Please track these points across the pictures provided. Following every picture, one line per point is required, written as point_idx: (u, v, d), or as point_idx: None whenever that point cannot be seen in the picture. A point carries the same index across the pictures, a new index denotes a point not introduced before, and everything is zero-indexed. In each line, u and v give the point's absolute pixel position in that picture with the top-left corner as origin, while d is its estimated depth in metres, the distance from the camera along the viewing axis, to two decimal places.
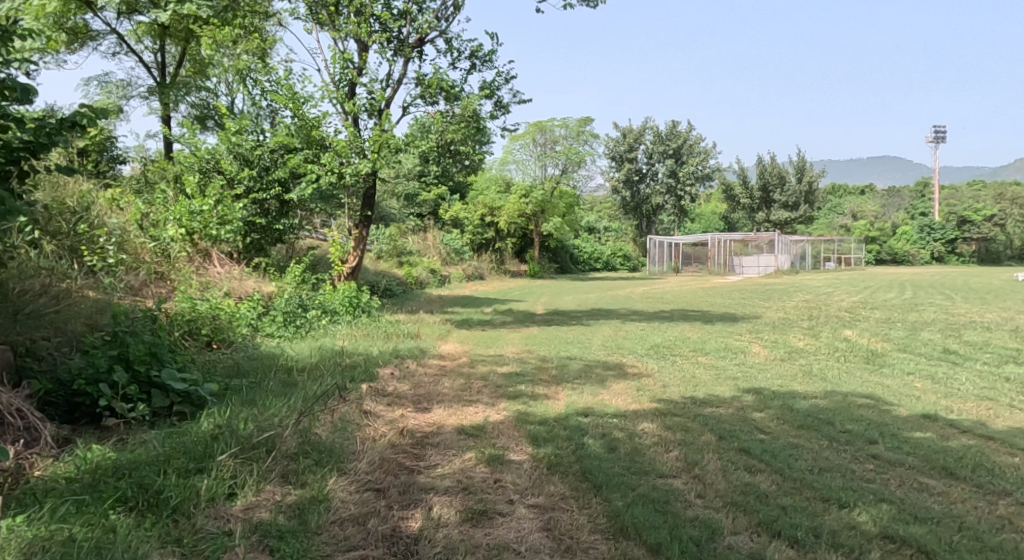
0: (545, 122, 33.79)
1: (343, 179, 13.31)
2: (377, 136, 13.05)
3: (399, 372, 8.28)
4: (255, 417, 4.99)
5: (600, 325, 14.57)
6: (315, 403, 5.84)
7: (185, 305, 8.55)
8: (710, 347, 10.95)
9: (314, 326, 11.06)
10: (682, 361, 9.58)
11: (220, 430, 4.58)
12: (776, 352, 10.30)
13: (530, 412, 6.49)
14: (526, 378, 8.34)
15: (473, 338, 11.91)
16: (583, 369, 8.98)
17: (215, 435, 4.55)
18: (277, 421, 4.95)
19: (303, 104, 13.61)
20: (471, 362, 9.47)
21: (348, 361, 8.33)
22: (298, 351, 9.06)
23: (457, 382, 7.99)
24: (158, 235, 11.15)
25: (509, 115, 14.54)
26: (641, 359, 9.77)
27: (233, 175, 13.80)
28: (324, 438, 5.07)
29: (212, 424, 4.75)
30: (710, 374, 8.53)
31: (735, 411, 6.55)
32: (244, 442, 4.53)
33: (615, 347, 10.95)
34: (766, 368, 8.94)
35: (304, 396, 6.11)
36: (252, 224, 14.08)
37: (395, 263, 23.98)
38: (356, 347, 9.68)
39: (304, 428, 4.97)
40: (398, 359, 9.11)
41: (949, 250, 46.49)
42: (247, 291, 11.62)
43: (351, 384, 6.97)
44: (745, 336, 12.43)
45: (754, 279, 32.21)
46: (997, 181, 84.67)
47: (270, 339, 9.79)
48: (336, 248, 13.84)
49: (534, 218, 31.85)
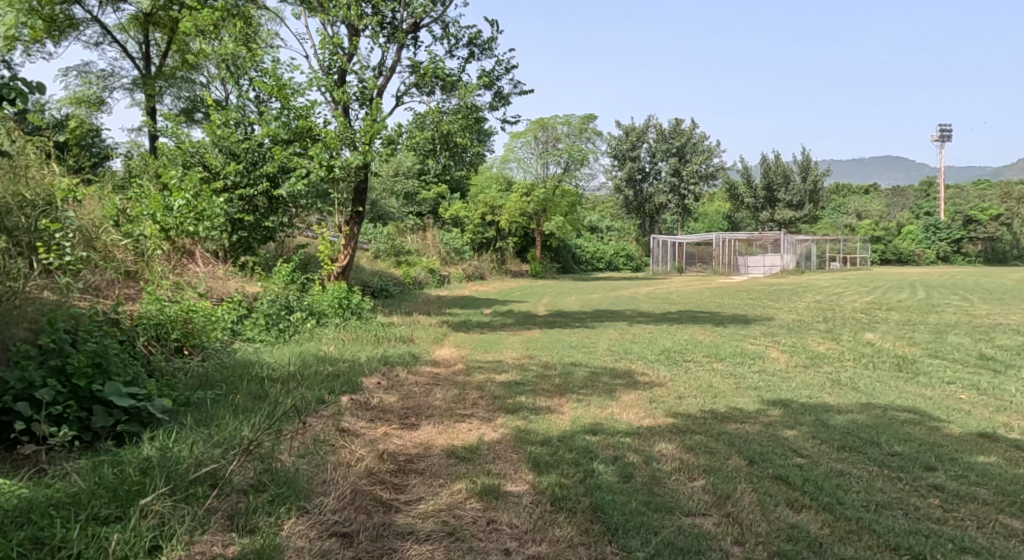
0: (547, 120, 33.02)
1: (334, 172, 12.58)
2: (368, 128, 12.22)
3: (388, 381, 7.52)
4: (204, 442, 4.28)
5: (605, 327, 13.80)
6: (284, 422, 5.12)
7: (153, 307, 7.82)
8: (724, 353, 10.17)
9: (299, 330, 10.28)
10: (696, 368, 8.81)
11: (154, 461, 3.87)
12: (796, 358, 9.51)
13: (531, 429, 5.73)
14: (527, 388, 7.57)
15: (470, 342, 11.17)
16: (588, 376, 8.21)
17: (148, 468, 3.84)
18: (230, 445, 4.24)
19: (291, 95, 12.92)
20: (466, 369, 8.71)
21: (330, 370, 7.56)
22: (277, 358, 8.28)
23: (451, 393, 7.21)
24: (129, 231, 10.33)
25: (509, 107, 13.76)
26: (651, 365, 8.99)
27: (218, 170, 13.08)
28: (288, 465, 4.35)
29: (149, 452, 4.03)
30: (728, 383, 7.75)
31: (763, 428, 5.79)
32: (181, 476, 3.82)
33: (622, 353, 10.17)
34: (789, 376, 8.17)
35: (270, 412, 5.38)
36: (239, 222, 13.33)
37: (393, 263, 23.25)
38: (343, 353, 8.91)
39: (262, 455, 4.24)
40: (387, 366, 8.35)
41: (955, 249, 45.70)
42: (228, 292, 10.88)
43: (329, 396, 6.23)
44: (760, 340, 11.65)
45: (759, 279, 31.47)
46: (1001, 181, 83.85)
47: (250, 345, 9.02)
48: (326, 246, 13.10)
49: (535, 217, 31.10)
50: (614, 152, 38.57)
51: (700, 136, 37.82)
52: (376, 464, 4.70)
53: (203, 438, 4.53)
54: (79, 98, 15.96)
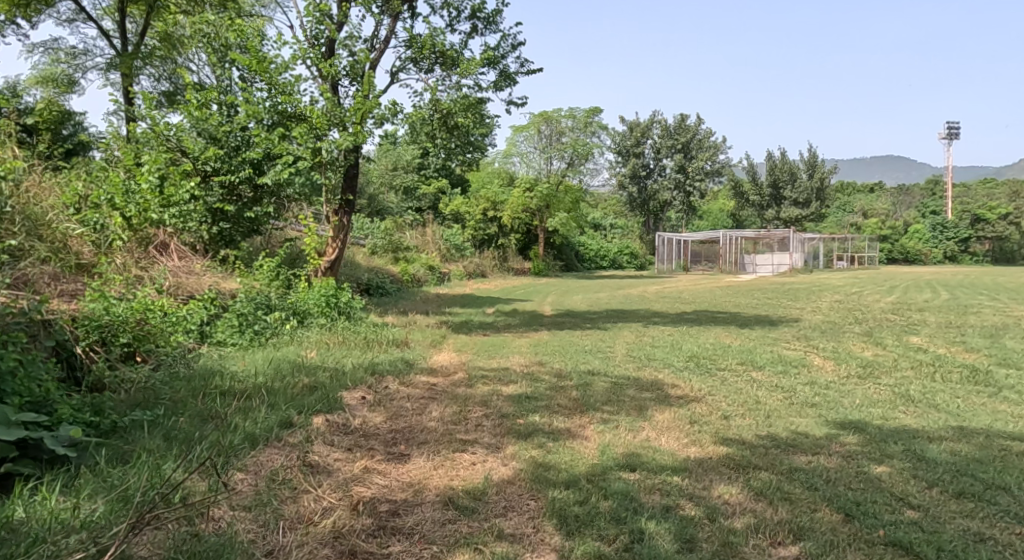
0: (551, 113, 31.40)
1: (321, 157, 11.36)
2: (359, 104, 10.75)
3: (374, 396, 6.30)
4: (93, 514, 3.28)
5: (619, 329, 12.60)
6: (225, 462, 4.00)
7: (96, 305, 6.64)
8: (758, 361, 8.92)
9: (279, 333, 9.02)
10: (734, 380, 7.57)
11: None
12: (845, 367, 8.26)
13: (552, 464, 4.52)
14: (541, 404, 6.35)
15: (471, 345, 9.99)
16: (611, 390, 6.99)
17: None
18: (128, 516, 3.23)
19: (274, 71, 11.69)
20: (468, 379, 7.48)
21: (307, 381, 6.34)
22: (243, 366, 7.05)
23: (451, 411, 6.00)
24: (88, 218, 9.13)
25: (515, 88, 12.53)
26: (681, 376, 7.75)
27: (195, 155, 11.85)
28: (217, 544, 3.26)
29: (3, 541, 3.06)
30: (779, 400, 6.50)
31: (845, 462, 4.58)
32: None
33: (643, 360, 8.94)
34: (847, 389, 6.99)
35: (213, 446, 4.18)
36: (219, 212, 12.14)
37: (390, 260, 22.03)
38: (325, 360, 7.69)
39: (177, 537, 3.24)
40: (376, 376, 7.13)
41: (963, 248, 44.45)
42: (200, 289, 9.66)
43: (298, 415, 5.04)
44: (793, 346, 10.39)
45: (769, 278, 30.28)
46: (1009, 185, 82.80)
47: (218, 351, 7.82)
48: (313, 238, 11.84)
49: (539, 213, 29.97)
50: (618, 148, 37.37)
51: (706, 132, 36.72)
52: (350, 531, 3.57)
53: (101, 501, 3.41)
54: (47, 78, 14.70)
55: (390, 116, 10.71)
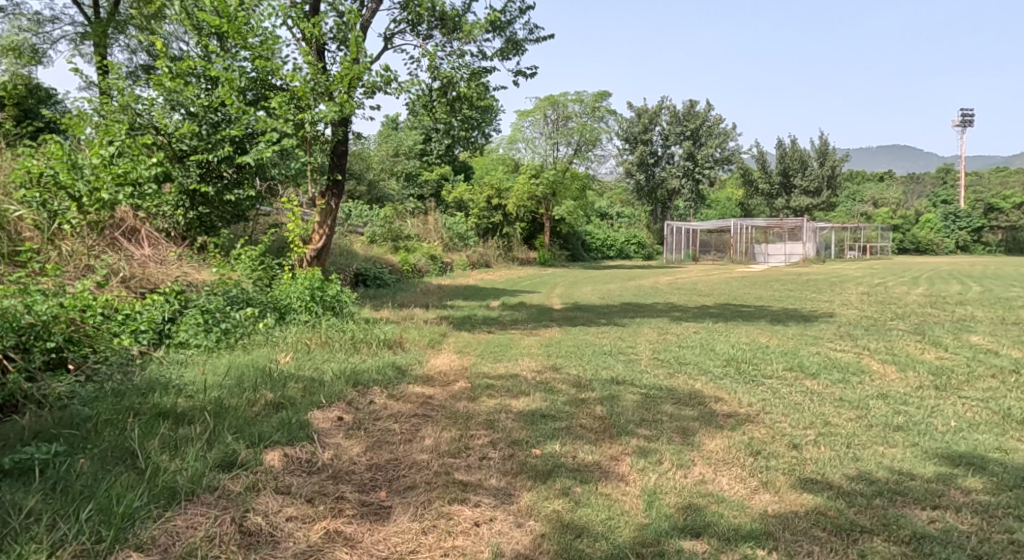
0: (557, 96, 29.88)
1: (305, 131, 10.04)
2: (344, 70, 9.41)
3: (353, 415, 5.09)
4: None
5: (637, 325, 11.38)
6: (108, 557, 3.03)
7: (17, 301, 5.44)
8: (808, 366, 7.66)
9: (253, 328, 7.69)
10: (788, 391, 6.32)
11: None
12: (914, 375, 7.00)
13: (586, 536, 3.37)
14: (560, 426, 5.12)
15: (475, 345, 8.80)
16: (644, 406, 5.77)
17: None
18: None
19: (250, 34, 10.44)
20: (470, 391, 6.26)
21: (272, 396, 5.13)
22: (199, 377, 5.83)
23: (449, 435, 4.79)
24: (30, 197, 7.86)
25: (523, 57, 11.28)
26: (723, 387, 6.50)
27: (168, 131, 10.55)
28: None
29: None
30: (853, 422, 5.25)
31: (985, 526, 3.44)
32: None
33: (673, 364, 7.68)
34: (930, 405, 5.75)
35: (103, 520, 3.17)
36: (198, 195, 10.87)
37: (390, 249, 20.80)
38: (300, 367, 6.47)
39: None
40: (359, 388, 5.91)
41: (975, 238, 42.83)
42: (166, 280, 8.41)
43: (244, 450, 3.86)
44: (839, 346, 9.11)
45: (783, 268, 29.01)
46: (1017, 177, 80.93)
47: (176, 356, 6.65)
48: (297, 224, 10.48)
49: (544, 201, 28.61)
50: (625, 135, 35.92)
51: (716, 117, 35.40)
52: None
53: None
54: (8, 46, 13.47)
55: (383, 85, 9.45)
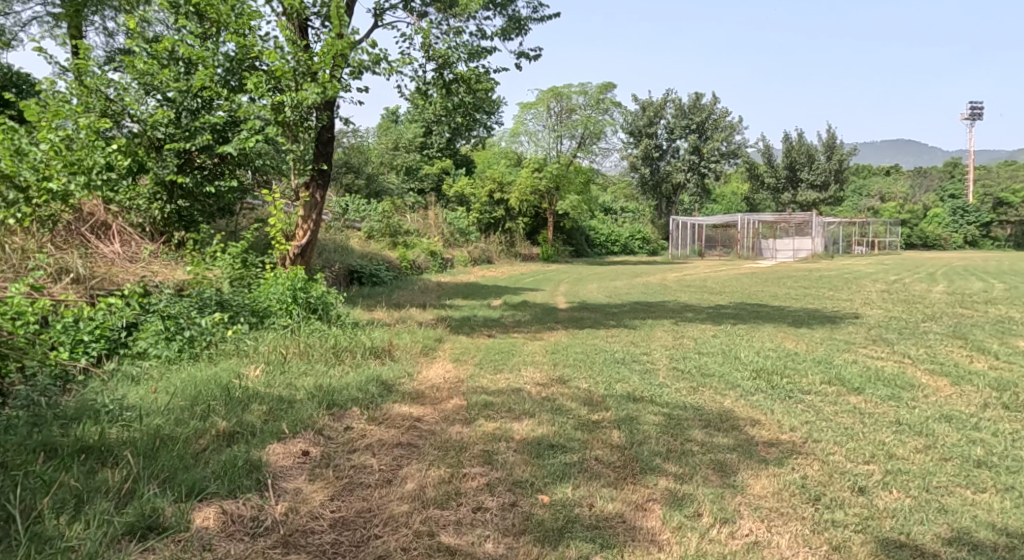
0: (560, 88, 28.65)
1: (286, 116, 9.10)
2: (329, 45, 8.50)
3: (322, 448, 4.23)
4: None
5: (648, 328, 10.47)
6: None
7: None
8: (848, 378, 6.77)
9: (223, 335, 6.82)
10: (832, 412, 5.46)
11: None
12: (974, 391, 6.12)
13: None
14: (572, 461, 4.25)
15: (472, 352, 7.93)
16: (668, 432, 4.89)
17: None
18: None
19: (229, 10, 9.50)
20: (466, 411, 5.38)
21: (225, 424, 4.30)
22: (149, 399, 4.97)
23: (437, 474, 3.93)
24: None
25: (526, 37, 10.39)
26: (757, 406, 5.64)
27: (142, 118, 9.65)
28: None
29: None
30: (924, 454, 4.36)
31: None
32: None
33: (696, 376, 6.80)
34: (1005, 432, 4.87)
35: None
36: (176, 187, 9.98)
37: (388, 244, 19.90)
38: (269, 384, 5.59)
39: None
40: (335, 412, 5.04)
41: (983, 233, 41.81)
42: (130, 280, 7.55)
43: (167, 512, 3.26)
44: (876, 353, 8.21)
45: (791, 263, 28.15)
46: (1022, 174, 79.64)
47: (128, 372, 5.81)
48: (278, 216, 9.55)
49: (548, 195, 27.59)
50: (630, 128, 34.97)
51: (723, 111, 34.40)
52: None
53: None
54: None
55: (372, 64, 8.57)
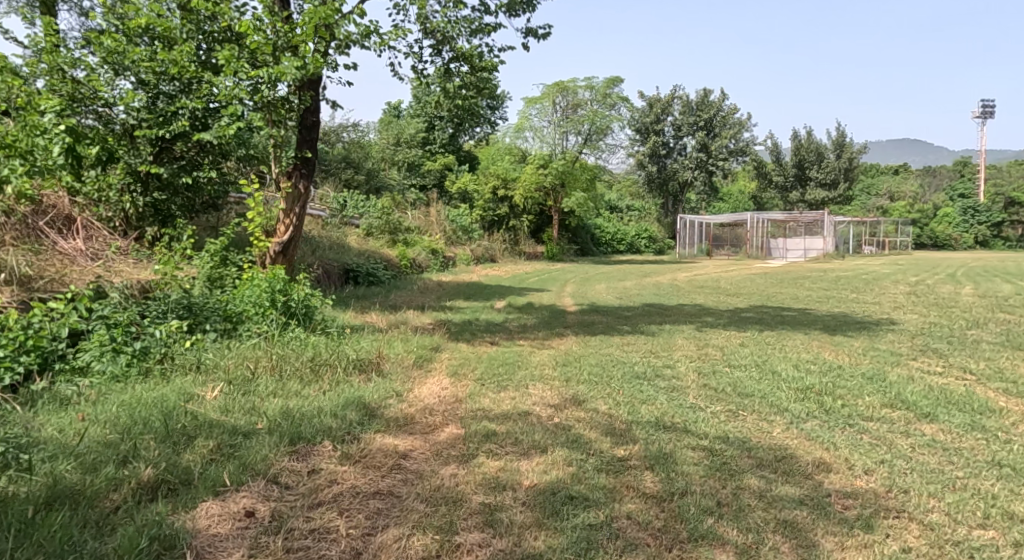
0: (566, 82, 27.89)
1: (264, 95, 8.08)
2: (312, 13, 7.50)
3: (274, 505, 3.40)
4: None
5: (666, 336, 9.44)
6: None
7: None
8: (909, 398, 5.79)
9: (181, 346, 5.83)
10: (909, 447, 4.47)
11: None
12: None
13: None
14: (597, 520, 3.36)
15: (471, 364, 6.94)
16: (716, 477, 3.91)
17: None
18: None
19: None
20: (464, 443, 4.41)
21: (149, 471, 3.48)
22: (68, 433, 4.00)
23: (421, 546, 3.17)
24: None
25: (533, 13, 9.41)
26: (817, 438, 4.64)
27: (113, 104, 8.50)
28: None
29: None
30: None
31: None
32: None
33: (733, 397, 5.82)
34: None
35: None
36: (150, 178, 9.00)
37: (387, 243, 18.88)
38: (226, 409, 4.62)
39: None
40: (301, 448, 4.08)
41: (995, 233, 40.75)
42: (82, 280, 6.55)
43: None
44: (931, 367, 7.21)
45: (802, 263, 27.12)
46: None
47: (63, 400, 4.90)
48: (257, 208, 8.56)
49: (551, 193, 26.68)
50: (637, 124, 33.88)
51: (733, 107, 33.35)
52: None
53: None
54: None
55: (361, 37, 7.60)
